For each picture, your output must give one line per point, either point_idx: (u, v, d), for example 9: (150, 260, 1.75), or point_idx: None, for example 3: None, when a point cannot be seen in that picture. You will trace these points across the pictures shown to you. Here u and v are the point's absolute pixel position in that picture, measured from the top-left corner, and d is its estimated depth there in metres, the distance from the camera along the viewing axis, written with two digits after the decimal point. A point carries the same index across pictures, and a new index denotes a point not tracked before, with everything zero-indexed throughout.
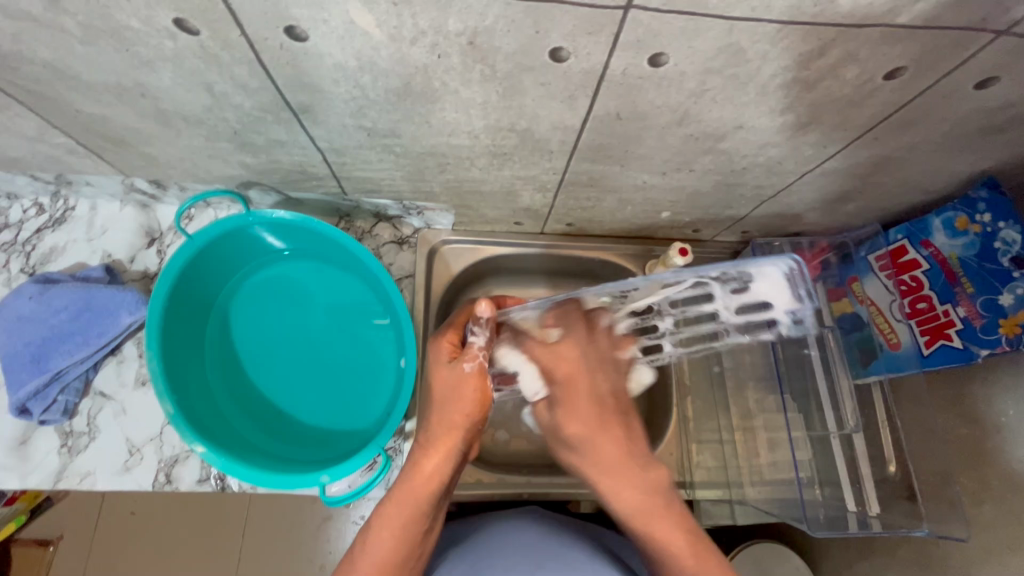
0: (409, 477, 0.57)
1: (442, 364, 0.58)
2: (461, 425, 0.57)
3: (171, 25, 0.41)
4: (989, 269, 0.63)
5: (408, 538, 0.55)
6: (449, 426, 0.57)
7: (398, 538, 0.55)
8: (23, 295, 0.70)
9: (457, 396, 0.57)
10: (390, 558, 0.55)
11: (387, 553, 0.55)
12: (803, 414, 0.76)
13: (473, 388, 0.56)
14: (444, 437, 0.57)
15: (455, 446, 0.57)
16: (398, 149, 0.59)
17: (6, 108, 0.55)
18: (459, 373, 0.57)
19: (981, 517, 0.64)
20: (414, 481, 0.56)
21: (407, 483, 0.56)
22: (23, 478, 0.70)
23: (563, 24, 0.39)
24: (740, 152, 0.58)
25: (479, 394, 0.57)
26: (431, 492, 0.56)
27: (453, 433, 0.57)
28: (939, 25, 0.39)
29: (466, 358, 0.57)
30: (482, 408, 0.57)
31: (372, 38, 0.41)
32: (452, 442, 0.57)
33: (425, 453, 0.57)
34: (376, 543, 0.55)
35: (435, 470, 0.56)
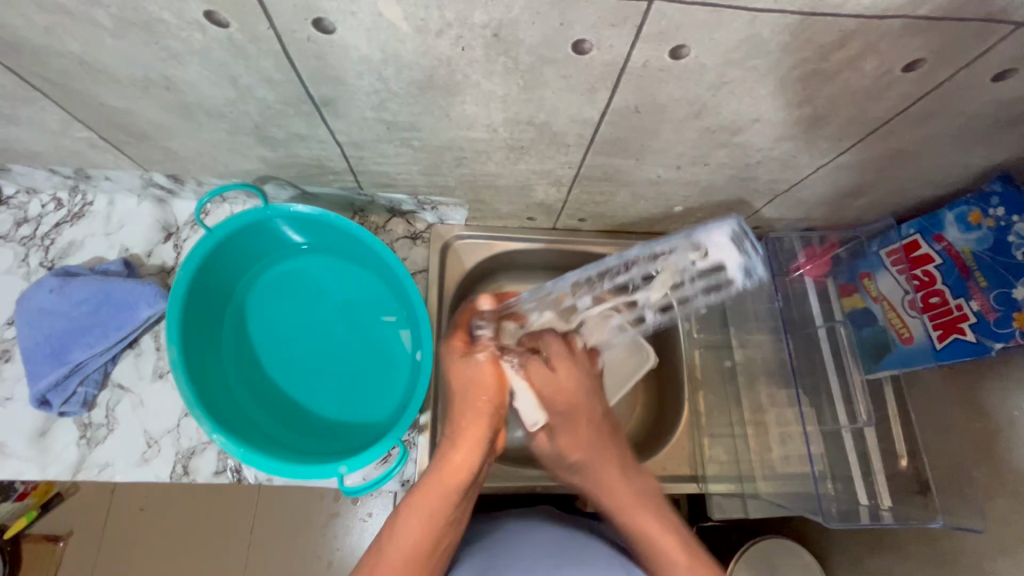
0: (439, 467, 0.60)
1: (458, 357, 0.66)
2: (485, 417, 0.62)
3: (201, 17, 0.42)
4: (1002, 262, 0.63)
5: (437, 524, 0.58)
6: (474, 416, 0.62)
7: (431, 523, 0.58)
8: (43, 288, 0.70)
9: (483, 386, 0.63)
10: (419, 543, 0.57)
11: (415, 539, 0.57)
12: (814, 408, 0.76)
13: (496, 381, 0.64)
14: (472, 427, 0.62)
15: (479, 436, 0.62)
16: (416, 142, 0.59)
17: (32, 102, 0.56)
18: (483, 368, 0.64)
19: (994, 511, 0.64)
20: (444, 470, 0.60)
21: (438, 470, 0.60)
22: (43, 469, 0.71)
23: (588, 16, 0.40)
24: (755, 146, 0.58)
25: (497, 380, 0.64)
26: (460, 481, 0.60)
27: (478, 423, 0.62)
28: (960, 16, 0.40)
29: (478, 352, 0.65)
30: (500, 393, 0.64)
31: (398, 31, 0.42)
32: (478, 430, 0.62)
33: (454, 443, 0.62)
34: (407, 525, 0.58)
35: (463, 461, 0.60)
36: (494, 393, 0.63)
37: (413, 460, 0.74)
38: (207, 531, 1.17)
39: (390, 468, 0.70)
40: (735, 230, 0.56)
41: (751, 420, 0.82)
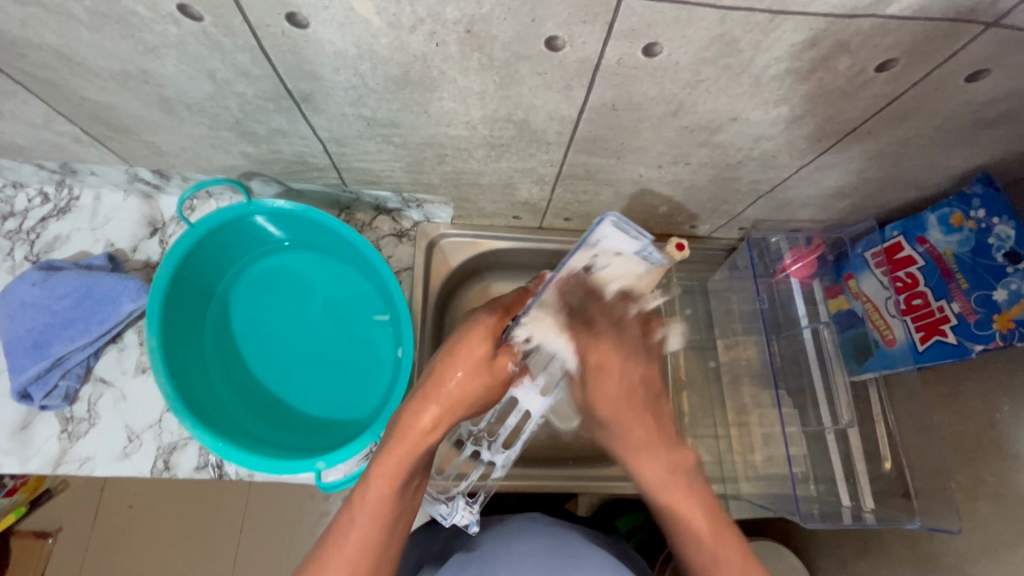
0: (409, 436, 0.56)
1: (481, 349, 0.59)
2: (468, 394, 0.59)
3: (175, 10, 0.42)
4: (983, 264, 0.63)
5: (399, 493, 0.55)
6: (456, 392, 0.58)
7: (393, 491, 0.54)
8: (27, 282, 0.70)
9: (489, 375, 0.60)
10: (386, 509, 0.54)
11: (380, 504, 0.54)
12: (798, 410, 0.76)
13: (498, 373, 0.61)
14: (451, 400, 0.58)
15: (459, 409, 0.59)
16: (397, 139, 0.60)
17: (13, 94, 0.56)
18: (500, 359, 0.61)
19: (975, 514, 0.64)
20: (412, 433, 0.56)
21: (406, 435, 0.56)
22: (24, 462, 0.71)
23: (558, 13, 0.40)
24: (735, 146, 0.58)
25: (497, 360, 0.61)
26: (426, 442, 0.57)
27: (461, 400, 0.59)
28: (929, 16, 0.40)
29: (509, 356, 0.62)
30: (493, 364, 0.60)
31: (371, 26, 0.42)
32: (459, 403, 0.59)
33: (428, 408, 0.58)
34: (376, 487, 0.54)
35: (434, 424, 0.57)
36: (492, 379, 0.60)
37: None
38: (195, 529, 1.17)
39: None
40: (619, 220, 0.47)
41: (736, 421, 0.83)
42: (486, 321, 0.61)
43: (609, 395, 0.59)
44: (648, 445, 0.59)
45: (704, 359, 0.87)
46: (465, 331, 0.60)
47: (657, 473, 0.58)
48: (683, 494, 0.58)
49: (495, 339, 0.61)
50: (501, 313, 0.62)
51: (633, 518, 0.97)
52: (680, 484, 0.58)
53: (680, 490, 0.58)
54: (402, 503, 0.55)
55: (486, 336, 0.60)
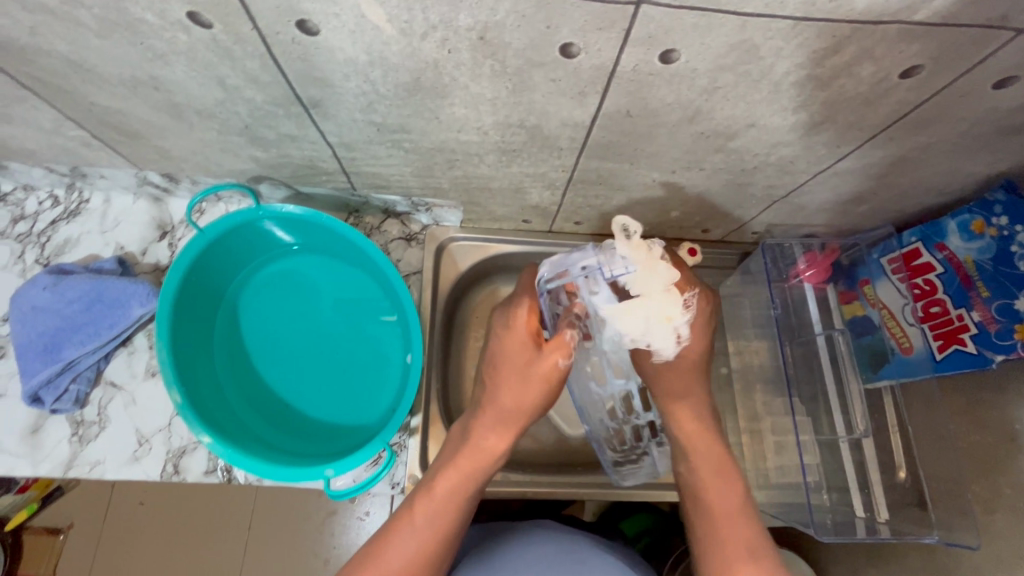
0: (475, 462, 0.61)
1: (531, 353, 0.61)
2: (534, 406, 0.63)
3: (184, 18, 0.42)
4: (1005, 273, 0.62)
5: (465, 508, 0.61)
6: (524, 409, 0.62)
7: (455, 508, 0.60)
8: (37, 286, 0.70)
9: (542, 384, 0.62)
10: (447, 527, 0.59)
11: (442, 521, 0.59)
12: (811, 418, 0.74)
13: (558, 379, 0.62)
14: (518, 420, 0.63)
15: (520, 426, 0.63)
16: (407, 144, 0.59)
17: (23, 100, 0.56)
18: (549, 361, 0.61)
19: (993, 526, 0.63)
20: (479, 459, 0.61)
21: (472, 453, 0.62)
22: (35, 465, 0.71)
23: (574, 19, 0.39)
24: (752, 151, 0.57)
25: (546, 372, 0.61)
26: (488, 462, 0.62)
27: (522, 412, 0.63)
28: (956, 23, 0.39)
29: (561, 350, 0.61)
30: (544, 384, 0.62)
31: (382, 33, 0.41)
32: (520, 421, 0.63)
33: (496, 433, 0.62)
34: (438, 513, 0.59)
35: (501, 449, 0.62)
36: (547, 387, 0.62)
37: (403, 463, 0.74)
38: (204, 529, 1.17)
39: (378, 471, 0.69)
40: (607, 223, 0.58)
41: (747, 428, 0.82)
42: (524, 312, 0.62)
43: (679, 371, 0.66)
44: (699, 434, 0.65)
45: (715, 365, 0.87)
46: (516, 340, 0.62)
47: (689, 427, 0.66)
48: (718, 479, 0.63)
49: (540, 342, 0.62)
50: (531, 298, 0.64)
51: (641, 522, 0.96)
52: (704, 444, 0.65)
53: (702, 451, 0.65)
54: (460, 523, 0.61)
55: (533, 342, 0.61)
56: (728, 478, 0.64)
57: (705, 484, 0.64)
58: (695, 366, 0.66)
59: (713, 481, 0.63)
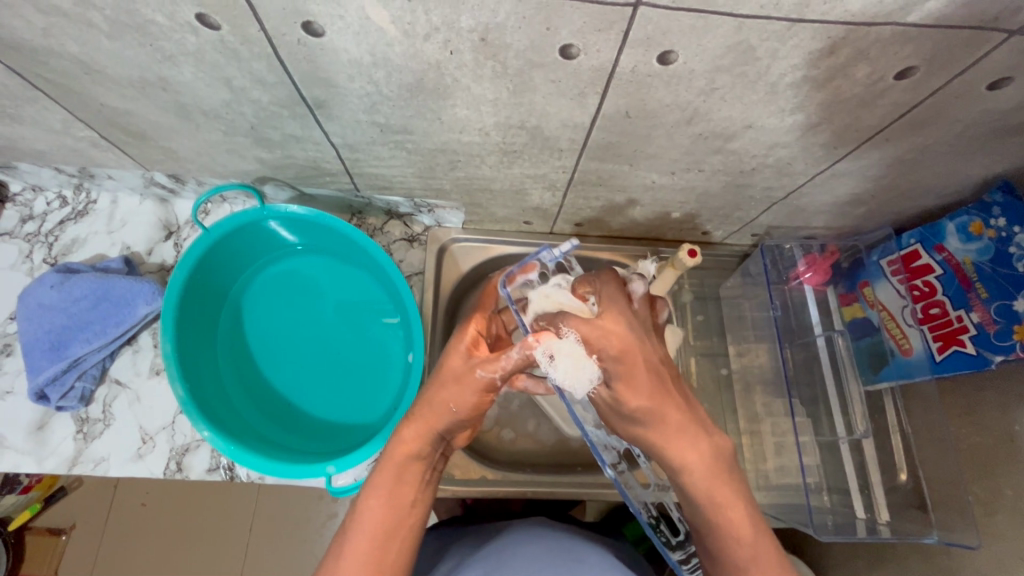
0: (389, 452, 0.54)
1: (457, 360, 0.55)
2: (449, 408, 0.54)
3: (193, 20, 0.43)
4: (1003, 274, 0.62)
5: (400, 502, 0.52)
6: (437, 407, 0.54)
7: (387, 509, 0.52)
8: (44, 285, 0.72)
9: (460, 388, 0.54)
10: (379, 524, 0.51)
11: (373, 521, 0.51)
12: (811, 419, 0.74)
13: (474, 389, 0.54)
14: (431, 415, 0.54)
15: (439, 423, 0.54)
16: (409, 145, 0.60)
17: (34, 101, 0.57)
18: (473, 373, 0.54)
19: (994, 527, 0.63)
20: (395, 451, 0.54)
21: (387, 458, 0.54)
22: (39, 462, 0.71)
23: (574, 21, 0.40)
24: (750, 153, 0.58)
25: (472, 387, 0.54)
26: (414, 459, 0.54)
27: (439, 411, 0.54)
28: (950, 25, 0.40)
29: (488, 366, 0.54)
30: (463, 393, 0.54)
31: (386, 34, 0.42)
32: (438, 417, 0.54)
33: (407, 420, 0.54)
34: (363, 512, 0.51)
35: (415, 438, 0.54)
36: (476, 402, 0.55)
37: None
38: (205, 529, 1.18)
39: None
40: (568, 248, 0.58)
41: (748, 429, 0.82)
42: (470, 322, 0.58)
43: (624, 354, 0.50)
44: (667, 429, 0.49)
45: (715, 366, 0.87)
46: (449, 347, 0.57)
47: (696, 461, 0.49)
48: (729, 492, 0.49)
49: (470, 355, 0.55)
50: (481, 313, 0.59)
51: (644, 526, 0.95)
52: (720, 475, 0.49)
53: (720, 481, 0.49)
54: (399, 519, 0.52)
55: (463, 349, 0.56)
56: (725, 485, 0.49)
57: (717, 500, 0.49)
58: (621, 359, 0.50)
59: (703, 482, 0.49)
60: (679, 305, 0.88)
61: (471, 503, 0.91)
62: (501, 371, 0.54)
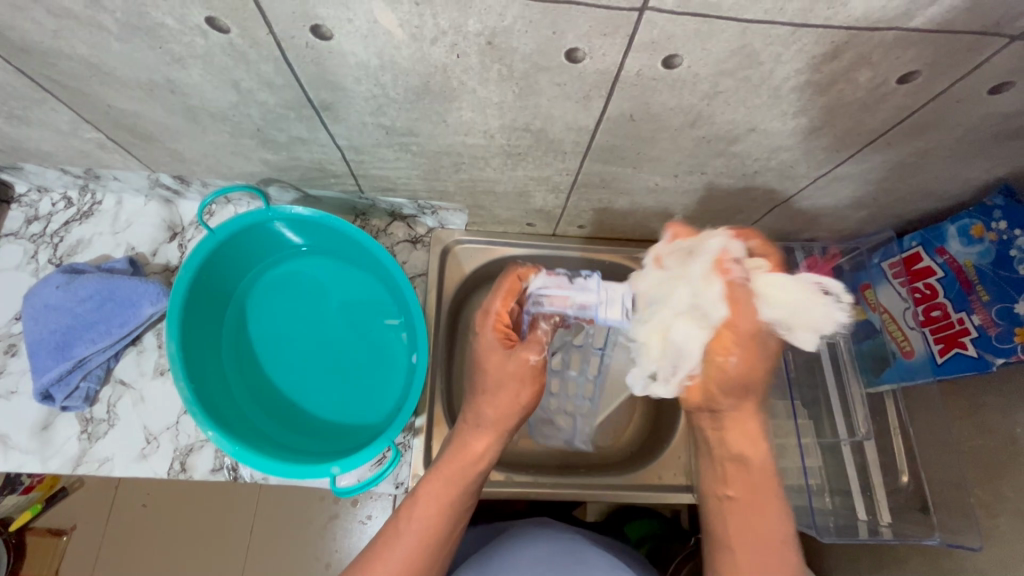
0: (455, 459, 0.58)
1: (498, 356, 0.55)
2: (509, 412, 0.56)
3: (203, 23, 0.43)
4: (1005, 277, 0.62)
5: (454, 506, 0.56)
6: (500, 415, 0.57)
7: (440, 511, 0.55)
8: (51, 285, 0.72)
9: (512, 384, 0.55)
10: (435, 525, 0.55)
11: (428, 523, 0.55)
12: (813, 421, 0.75)
13: (525, 377, 0.55)
14: (496, 423, 0.57)
15: (501, 432, 0.58)
16: (414, 147, 0.60)
17: (42, 103, 0.57)
18: (521, 360, 0.55)
19: (995, 529, 0.63)
20: (460, 458, 0.57)
21: (453, 463, 0.57)
22: (44, 462, 0.72)
23: (580, 25, 0.40)
24: (753, 156, 0.58)
25: (522, 376, 0.55)
26: (477, 470, 0.57)
27: (500, 418, 0.57)
28: (952, 29, 0.40)
29: (533, 351, 0.55)
30: (516, 388, 0.56)
31: (394, 38, 0.43)
32: (500, 426, 0.57)
33: (475, 432, 0.58)
34: (421, 513, 0.55)
35: (480, 448, 0.57)
36: (524, 389, 0.56)
37: (407, 463, 0.76)
38: (207, 529, 1.18)
39: (382, 470, 0.70)
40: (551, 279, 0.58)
41: None
42: (491, 318, 0.56)
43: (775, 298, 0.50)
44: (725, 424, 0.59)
45: None
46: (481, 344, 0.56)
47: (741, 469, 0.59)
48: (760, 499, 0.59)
49: (508, 347, 0.56)
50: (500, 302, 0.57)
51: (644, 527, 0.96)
52: None
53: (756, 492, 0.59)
54: (451, 525, 0.56)
55: (500, 344, 0.56)
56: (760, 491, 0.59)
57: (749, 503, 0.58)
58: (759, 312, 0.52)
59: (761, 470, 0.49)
60: None
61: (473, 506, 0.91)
62: (543, 351, 0.55)
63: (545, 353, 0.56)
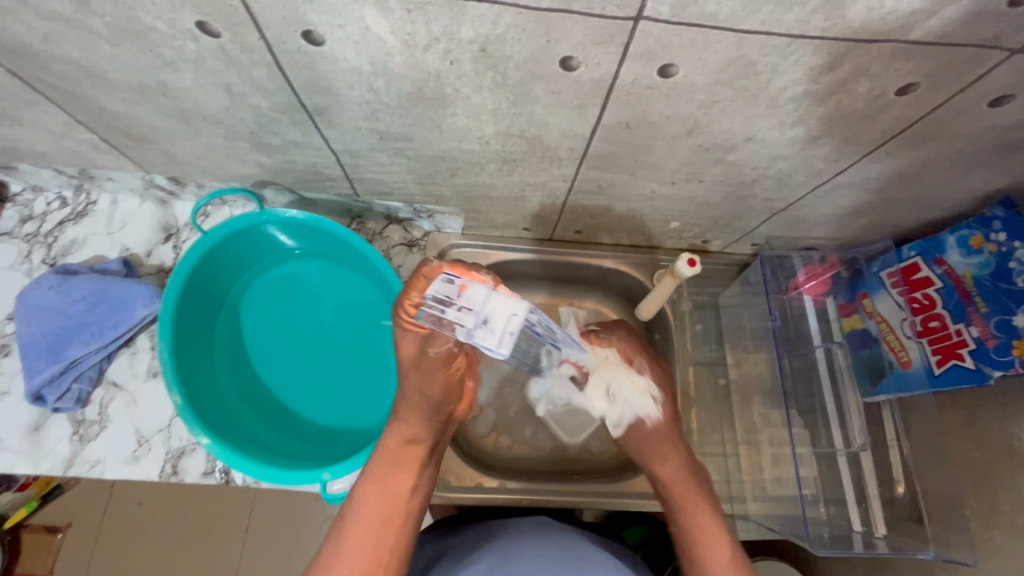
0: (386, 445, 0.62)
1: (413, 346, 0.60)
2: (426, 396, 0.62)
3: (193, 27, 0.43)
4: (1004, 289, 0.61)
5: (393, 490, 0.60)
6: (420, 397, 0.62)
7: (382, 500, 0.59)
8: (43, 286, 0.71)
9: (429, 370, 0.61)
10: (380, 512, 0.58)
11: (371, 512, 0.58)
12: (809, 431, 0.74)
13: (441, 365, 0.61)
14: (419, 410, 0.63)
15: (424, 414, 0.63)
16: (409, 152, 0.60)
17: (34, 104, 0.57)
18: (442, 349, 0.60)
19: (990, 543, 0.62)
20: (388, 445, 0.62)
21: (384, 452, 0.61)
22: (35, 463, 0.72)
23: (574, 34, 0.40)
24: (750, 164, 0.58)
25: (447, 370, 0.62)
26: (406, 453, 0.62)
27: (425, 400, 0.63)
28: (951, 42, 0.39)
29: (447, 343, 0.59)
30: (444, 377, 0.62)
31: (386, 44, 0.42)
32: (422, 407, 0.63)
33: (400, 420, 0.63)
34: (360, 503, 0.59)
35: (410, 432, 0.62)
36: (445, 376, 0.62)
37: None
38: (201, 529, 1.17)
39: None
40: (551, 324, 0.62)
41: (745, 439, 0.81)
42: (405, 320, 0.58)
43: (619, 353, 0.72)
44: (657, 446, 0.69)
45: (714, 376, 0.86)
46: (394, 339, 0.61)
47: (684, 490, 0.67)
48: (699, 505, 0.66)
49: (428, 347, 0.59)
50: (407, 310, 0.56)
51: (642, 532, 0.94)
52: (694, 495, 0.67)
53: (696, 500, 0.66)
54: (397, 515, 0.59)
55: (416, 339, 0.59)
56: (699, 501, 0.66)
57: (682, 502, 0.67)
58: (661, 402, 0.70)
59: (684, 496, 0.67)
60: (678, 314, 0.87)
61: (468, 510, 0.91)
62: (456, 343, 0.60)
63: (456, 344, 0.60)
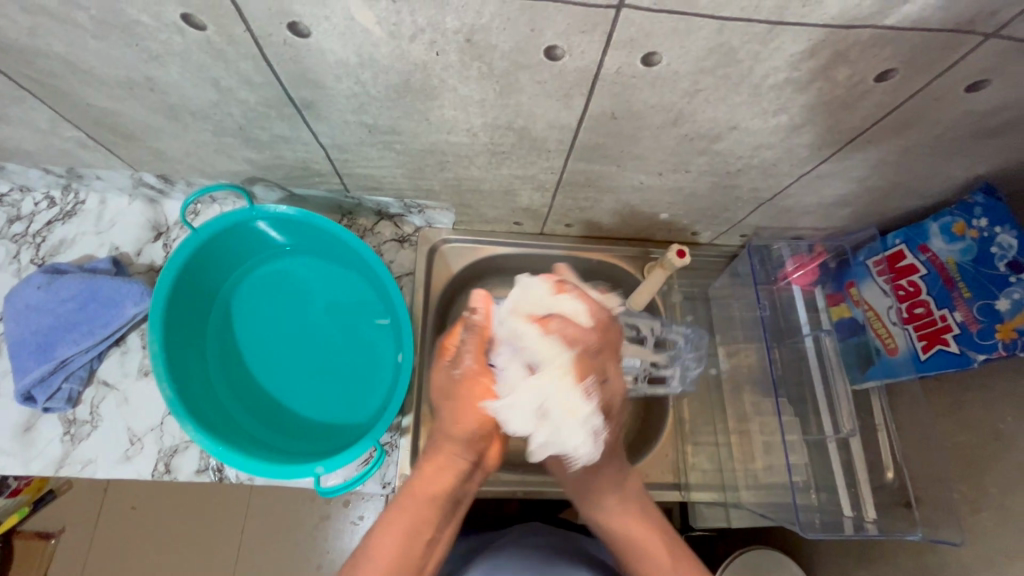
0: (408, 495, 0.55)
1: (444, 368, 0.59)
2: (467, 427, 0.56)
3: (179, 20, 0.43)
4: (985, 273, 0.63)
5: (416, 535, 0.54)
6: (455, 431, 0.57)
7: (404, 541, 0.53)
8: (31, 285, 0.71)
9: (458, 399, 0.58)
10: (397, 553, 0.52)
11: (390, 553, 0.52)
12: (799, 418, 0.75)
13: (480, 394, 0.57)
14: (445, 448, 0.57)
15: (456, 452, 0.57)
16: (398, 146, 0.60)
17: (20, 101, 0.57)
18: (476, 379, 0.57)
19: (977, 525, 0.63)
20: (414, 488, 0.56)
21: (406, 497, 0.55)
22: (26, 464, 0.71)
23: (558, 22, 0.40)
24: (735, 154, 0.58)
25: (488, 399, 0.57)
26: (435, 495, 0.55)
27: (461, 436, 0.57)
28: (927, 27, 0.40)
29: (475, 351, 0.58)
30: (480, 412, 0.56)
31: (372, 35, 0.43)
32: (457, 446, 0.57)
33: (425, 463, 0.57)
34: (378, 549, 0.53)
35: (431, 478, 0.56)
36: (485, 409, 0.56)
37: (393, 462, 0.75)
38: (196, 532, 1.17)
39: (367, 469, 0.70)
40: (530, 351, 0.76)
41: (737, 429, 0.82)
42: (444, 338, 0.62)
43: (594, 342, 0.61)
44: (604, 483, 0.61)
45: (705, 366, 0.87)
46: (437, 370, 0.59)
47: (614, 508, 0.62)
48: (640, 527, 0.61)
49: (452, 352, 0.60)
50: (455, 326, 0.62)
51: None
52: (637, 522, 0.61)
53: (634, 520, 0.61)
54: (420, 552, 0.54)
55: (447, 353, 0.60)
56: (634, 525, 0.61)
57: (630, 534, 0.61)
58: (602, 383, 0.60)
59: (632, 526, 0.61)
60: (669, 306, 0.88)
61: (462, 506, 0.91)
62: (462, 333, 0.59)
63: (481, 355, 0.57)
